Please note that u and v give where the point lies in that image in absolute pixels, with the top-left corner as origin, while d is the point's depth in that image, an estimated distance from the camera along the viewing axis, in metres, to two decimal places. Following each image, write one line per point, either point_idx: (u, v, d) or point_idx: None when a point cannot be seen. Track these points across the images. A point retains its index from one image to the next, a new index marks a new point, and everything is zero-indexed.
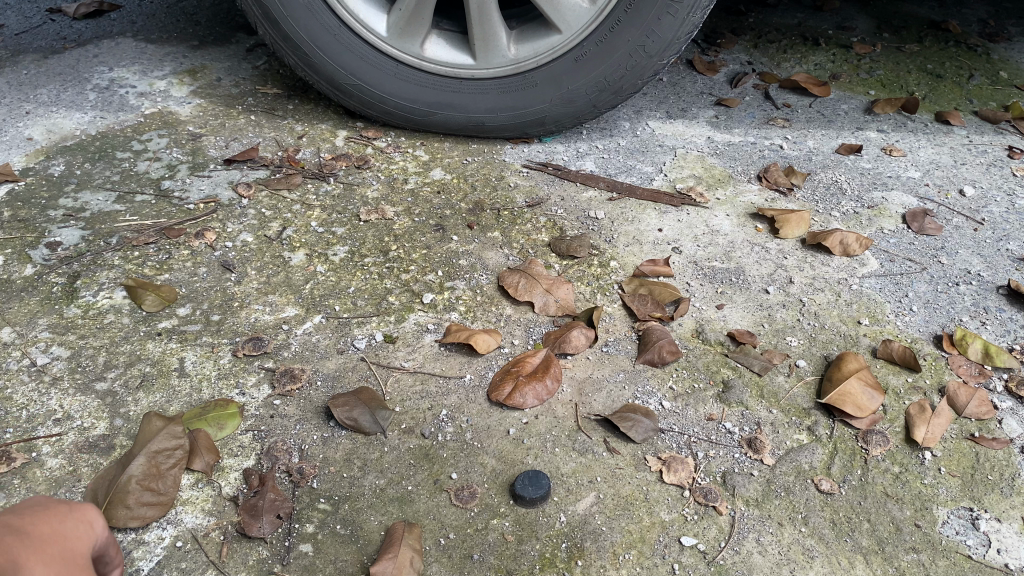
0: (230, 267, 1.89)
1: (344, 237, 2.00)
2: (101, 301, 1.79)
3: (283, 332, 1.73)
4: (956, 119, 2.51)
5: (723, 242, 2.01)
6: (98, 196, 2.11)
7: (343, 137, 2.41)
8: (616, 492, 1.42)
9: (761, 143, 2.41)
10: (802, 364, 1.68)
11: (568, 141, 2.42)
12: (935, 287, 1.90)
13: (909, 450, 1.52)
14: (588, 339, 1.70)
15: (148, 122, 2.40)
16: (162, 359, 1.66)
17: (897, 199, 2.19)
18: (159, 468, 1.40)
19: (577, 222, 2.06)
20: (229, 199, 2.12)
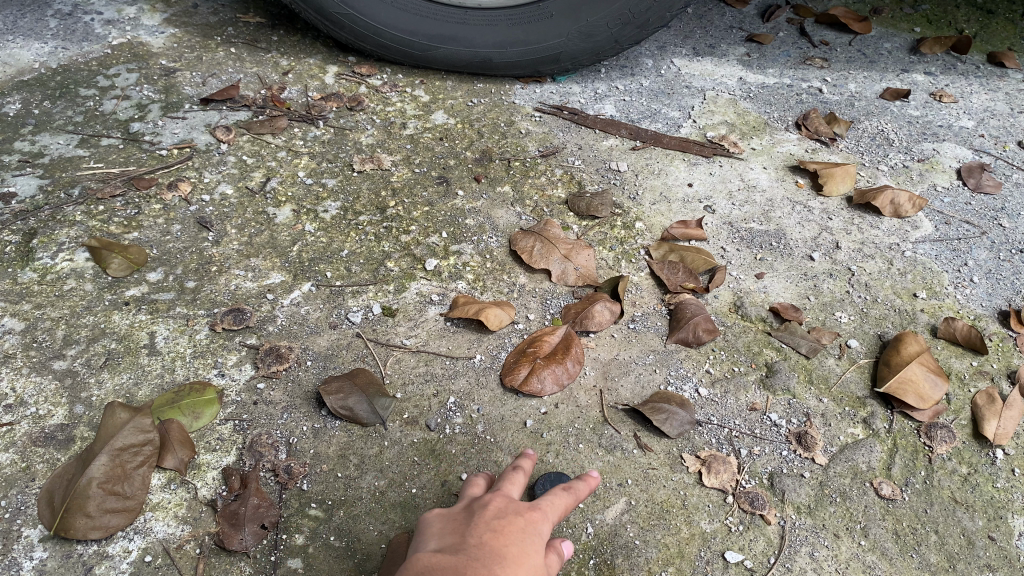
0: (208, 225, 1.68)
1: (336, 190, 1.78)
2: (61, 264, 1.57)
3: (268, 302, 1.52)
4: (1011, 61, 2.28)
5: (759, 200, 1.81)
6: (58, 139, 1.87)
7: (334, 73, 2.16)
8: (650, 498, 1.25)
9: (798, 85, 2.17)
10: (854, 345, 1.49)
11: (584, 81, 2.18)
12: (997, 255, 1.70)
13: (978, 448, 1.34)
14: (613, 314, 1.50)
15: (116, 54, 2.15)
16: (129, 335, 1.45)
17: (950, 152, 1.98)
18: (125, 468, 1.21)
19: (597, 176, 1.85)
20: (206, 144, 1.88)
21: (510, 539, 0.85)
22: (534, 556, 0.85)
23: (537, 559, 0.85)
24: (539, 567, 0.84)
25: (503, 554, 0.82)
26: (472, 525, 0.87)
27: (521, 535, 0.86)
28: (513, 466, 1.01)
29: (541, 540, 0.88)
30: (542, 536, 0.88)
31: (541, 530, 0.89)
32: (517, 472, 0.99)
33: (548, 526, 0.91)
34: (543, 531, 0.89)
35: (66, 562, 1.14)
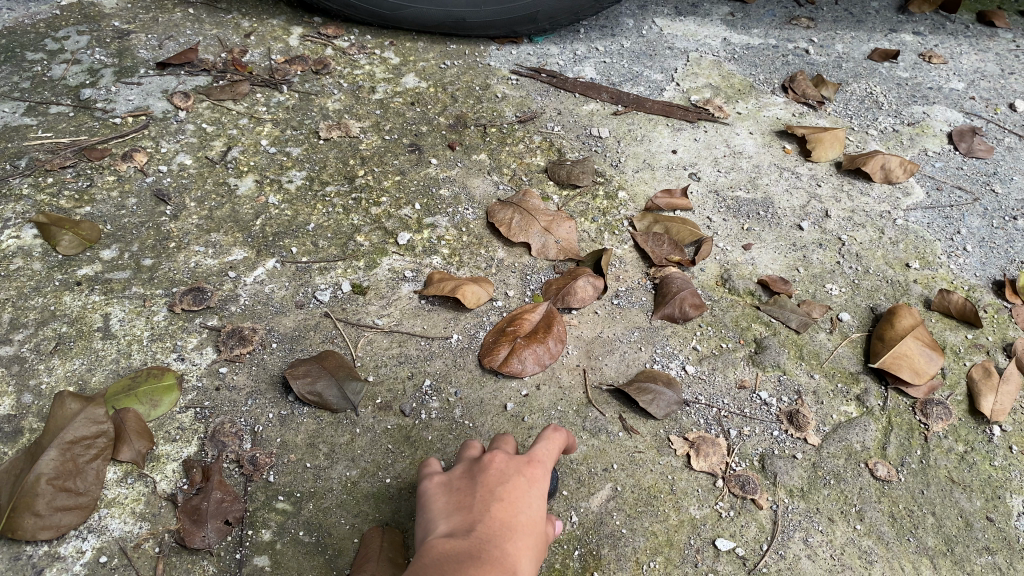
0: (165, 198, 1.58)
1: (301, 160, 1.69)
2: (7, 242, 1.47)
3: (230, 281, 1.43)
4: (1000, 20, 2.22)
5: (746, 167, 1.74)
6: (3, 106, 1.76)
7: (299, 35, 2.05)
8: (636, 483, 1.19)
9: (784, 46, 2.09)
10: (846, 319, 1.44)
11: (563, 42, 2.08)
12: (990, 222, 1.64)
13: (974, 425, 1.30)
14: (596, 289, 1.43)
15: (65, 16, 2.02)
16: (81, 317, 1.36)
17: (940, 115, 1.91)
18: (76, 462, 1.13)
19: (577, 142, 1.77)
20: (163, 111, 1.78)
21: (517, 507, 0.86)
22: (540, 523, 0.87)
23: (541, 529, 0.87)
24: (541, 537, 0.87)
25: (514, 527, 0.83)
26: (477, 490, 0.88)
27: (525, 502, 0.88)
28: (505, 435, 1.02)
29: (542, 501, 0.90)
30: (542, 499, 0.90)
31: (541, 490, 0.91)
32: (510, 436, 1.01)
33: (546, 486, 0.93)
34: (542, 493, 0.91)
35: (15, 564, 1.07)
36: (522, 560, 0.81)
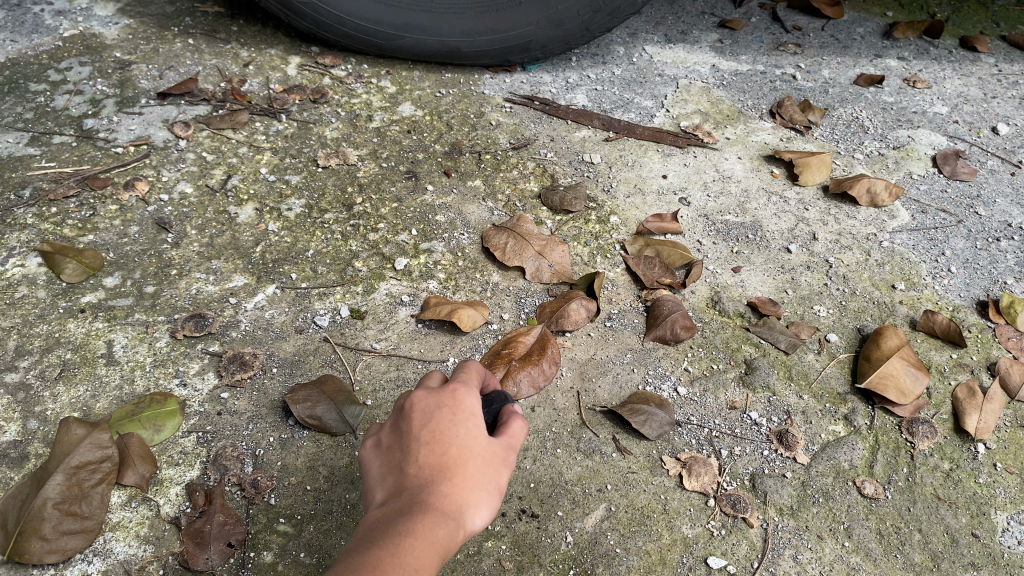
0: (167, 226, 1.61)
1: (300, 187, 1.72)
2: (12, 271, 1.51)
3: (231, 307, 1.47)
4: (983, 45, 2.27)
5: (735, 191, 1.78)
6: (7, 137, 1.79)
7: (297, 64, 2.09)
8: (630, 503, 1.22)
9: (772, 72, 2.14)
10: (834, 339, 1.47)
11: (555, 70, 2.13)
12: (974, 243, 1.68)
13: (959, 443, 1.33)
14: (588, 312, 1.47)
15: (67, 47, 2.06)
16: (85, 344, 1.39)
17: (925, 139, 1.96)
18: (82, 486, 1.16)
19: (570, 168, 1.81)
20: (164, 140, 1.81)
21: (446, 442, 0.87)
22: (477, 445, 0.88)
23: (481, 449, 0.88)
24: (485, 455, 0.88)
25: (444, 470, 0.85)
26: (404, 438, 0.89)
27: (452, 434, 0.88)
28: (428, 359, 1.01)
29: (473, 420, 0.90)
30: (475, 418, 0.91)
31: (471, 407, 0.91)
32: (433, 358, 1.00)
33: (476, 400, 0.93)
34: (471, 411, 0.91)
35: None
36: (461, 496, 0.83)
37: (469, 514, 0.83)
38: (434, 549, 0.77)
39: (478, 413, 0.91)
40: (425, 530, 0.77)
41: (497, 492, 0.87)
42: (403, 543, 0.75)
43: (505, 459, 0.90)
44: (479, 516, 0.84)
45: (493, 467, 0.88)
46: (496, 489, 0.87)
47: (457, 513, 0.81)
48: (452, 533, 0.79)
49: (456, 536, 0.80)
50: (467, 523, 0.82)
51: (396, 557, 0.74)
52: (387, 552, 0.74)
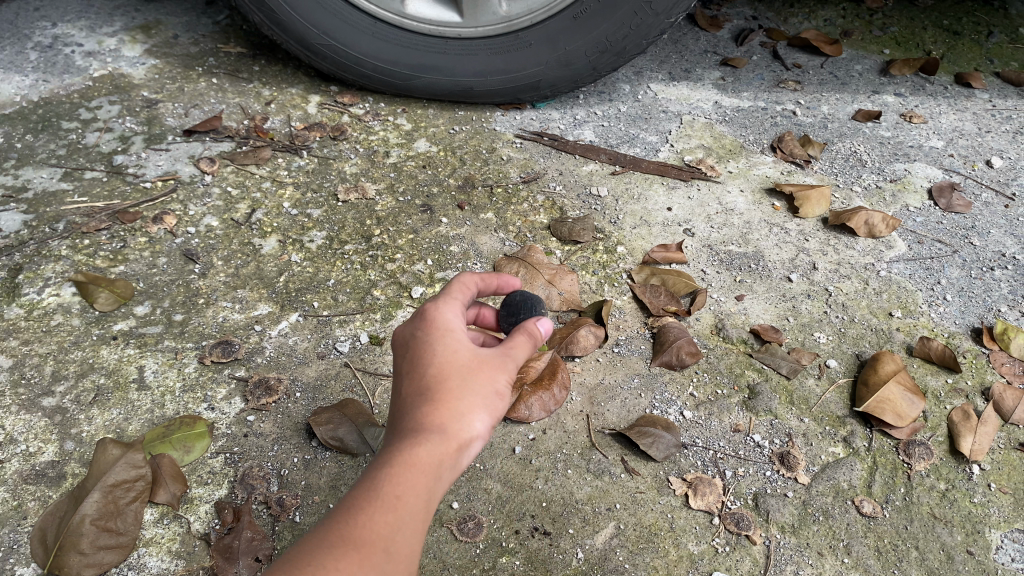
0: (194, 257, 1.69)
1: (320, 220, 1.80)
2: (48, 300, 1.58)
3: (256, 334, 1.54)
4: (977, 81, 2.35)
5: (738, 222, 1.85)
6: (41, 173, 1.88)
7: (317, 103, 2.18)
8: (638, 521, 1.27)
9: (773, 108, 2.22)
10: (833, 365, 1.53)
11: (564, 107, 2.21)
12: (969, 273, 1.75)
13: (954, 464, 1.38)
14: (597, 338, 1.54)
15: (97, 86, 2.16)
16: (118, 369, 1.46)
17: (921, 172, 2.03)
18: (117, 504, 1.23)
19: (578, 201, 1.89)
20: (191, 176, 1.90)
21: (426, 366, 0.96)
22: (454, 359, 0.96)
23: (466, 358, 0.97)
24: (471, 361, 0.96)
25: (431, 390, 0.94)
26: (400, 370, 1.00)
27: (434, 355, 0.97)
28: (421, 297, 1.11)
29: (455, 338, 0.99)
30: (455, 336, 1.00)
31: (454, 328, 1.01)
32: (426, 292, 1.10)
33: (456, 321, 1.02)
34: (452, 332, 1.00)
35: None
36: (449, 410, 0.92)
37: (459, 425, 0.91)
38: (412, 475, 0.86)
39: (457, 331, 1.00)
40: (403, 459, 0.87)
41: (491, 395, 0.95)
42: (382, 479, 0.85)
43: (496, 361, 0.98)
44: (471, 424, 0.92)
45: (480, 372, 0.95)
46: (489, 392, 0.95)
47: (438, 431, 0.90)
48: (434, 450, 0.88)
49: (438, 454, 0.88)
50: (455, 435, 0.90)
51: (372, 498, 0.84)
52: (365, 495, 0.85)
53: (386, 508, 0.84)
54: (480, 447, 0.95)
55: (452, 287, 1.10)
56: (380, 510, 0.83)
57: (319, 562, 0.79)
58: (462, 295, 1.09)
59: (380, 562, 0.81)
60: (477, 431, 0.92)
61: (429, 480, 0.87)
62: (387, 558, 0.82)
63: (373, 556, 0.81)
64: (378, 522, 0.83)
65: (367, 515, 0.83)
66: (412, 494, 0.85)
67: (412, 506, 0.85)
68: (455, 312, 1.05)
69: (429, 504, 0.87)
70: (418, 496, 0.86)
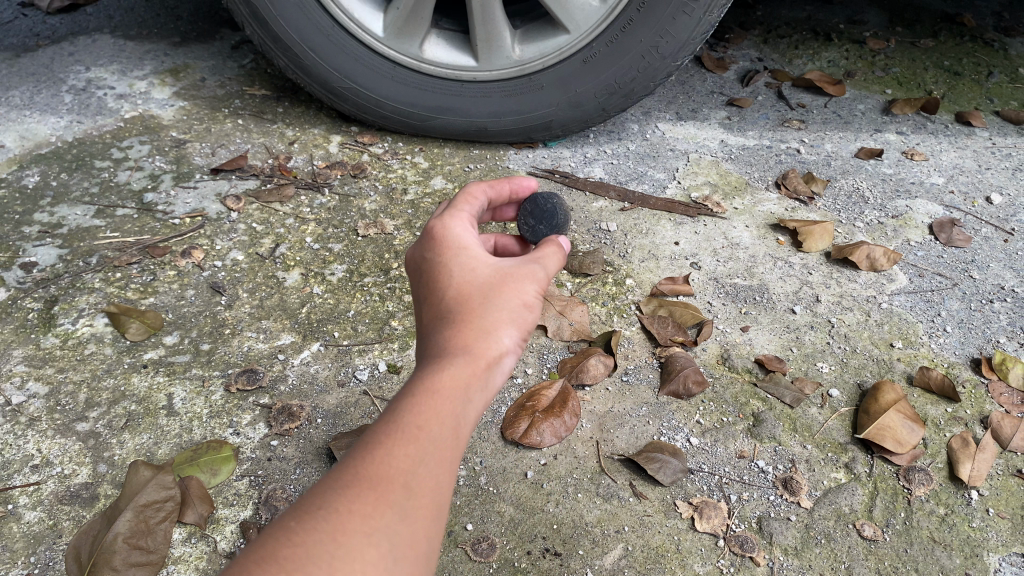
0: (220, 289, 1.77)
1: (341, 254, 1.88)
2: (82, 330, 1.66)
3: (279, 363, 1.61)
4: (977, 120, 2.42)
5: (743, 256, 1.91)
6: (76, 210, 1.97)
7: (338, 142, 2.27)
8: (646, 543, 1.32)
9: (777, 147, 2.30)
10: (835, 394, 1.58)
11: (574, 145, 2.29)
12: (968, 305, 1.80)
13: (954, 490, 1.42)
14: (606, 367, 1.60)
15: (128, 127, 2.26)
16: (148, 397, 1.53)
17: (922, 208, 2.09)
18: (148, 523, 1.29)
19: (588, 235, 1.96)
20: (217, 212, 1.98)
21: (447, 289, 1.03)
22: (474, 280, 1.03)
23: (487, 275, 1.03)
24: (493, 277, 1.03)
25: (457, 312, 0.99)
26: (423, 295, 1.06)
27: (455, 277, 1.03)
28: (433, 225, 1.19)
29: (472, 258, 1.06)
30: (473, 255, 1.07)
31: (470, 247, 1.08)
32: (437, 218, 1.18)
33: (472, 241, 1.09)
34: (470, 254, 1.07)
35: None
36: (476, 329, 0.97)
37: (483, 345, 0.95)
38: (434, 405, 0.88)
39: (474, 250, 1.07)
40: (428, 387, 0.90)
41: (516, 309, 1.00)
42: (405, 412, 0.87)
43: (517, 276, 1.03)
44: (495, 341, 0.96)
45: (502, 287, 1.01)
46: (513, 308, 0.99)
47: (462, 353, 0.94)
48: (461, 372, 0.92)
49: (460, 380, 0.91)
50: (481, 355, 0.94)
51: (393, 434, 0.85)
52: (387, 430, 0.86)
53: (407, 441, 0.85)
54: (509, 367, 0.99)
55: (460, 198, 1.18)
56: (401, 443, 0.84)
57: (335, 502, 0.79)
58: (462, 210, 1.15)
59: (398, 500, 0.81)
60: (504, 347, 0.97)
61: (451, 407, 0.89)
62: (406, 494, 0.82)
63: (391, 493, 0.81)
64: (399, 456, 0.83)
65: (389, 452, 0.83)
66: (434, 425, 0.87)
67: (434, 437, 0.86)
68: (468, 226, 1.12)
69: (453, 435, 0.88)
70: (441, 423, 0.88)
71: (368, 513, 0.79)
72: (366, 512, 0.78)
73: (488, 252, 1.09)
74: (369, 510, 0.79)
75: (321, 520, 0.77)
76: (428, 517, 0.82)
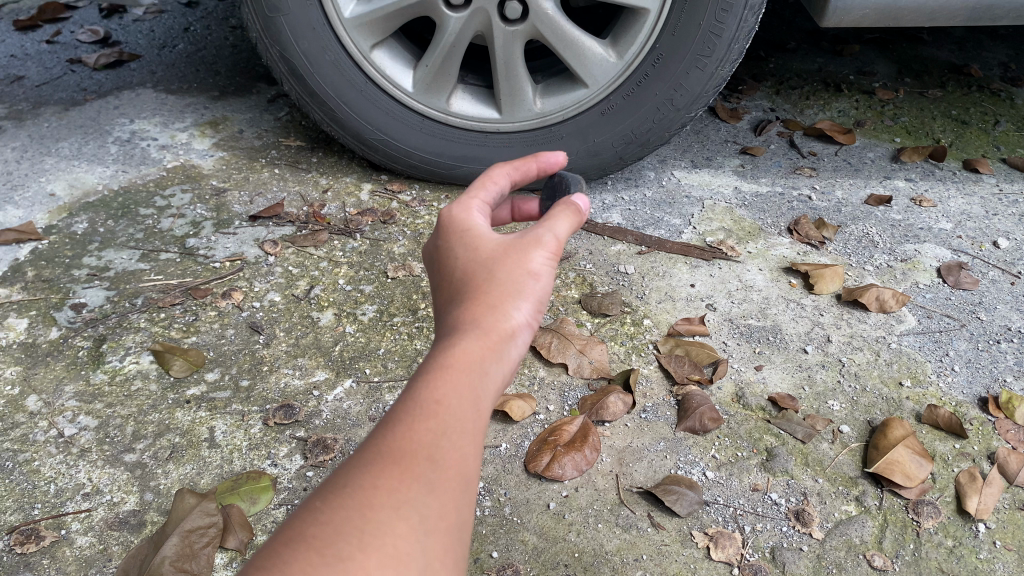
0: (259, 329, 1.87)
1: (372, 295, 1.97)
2: (128, 367, 1.76)
3: (314, 398, 1.70)
4: (985, 167, 2.49)
5: (757, 298, 1.99)
6: (122, 254, 2.09)
7: (368, 190, 2.38)
8: (663, 571, 1.38)
9: (789, 193, 2.39)
10: (846, 431, 1.65)
11: (594, 192, 2.39)
12: (976, 345, 1.86)
13: (962, 522, 1.47)
14: (625, 404, 1.68)
15: (171, 177, 2.39)
16: (191, 429, 1.62)
17: (930, 252, 2.16)
18: (193, 547, 1.37)
19: (607, 277, 2.04)
20: (255, 257, 2.09)
21: (460, 273, 1.06)
22: (483, 261, 1.05)
23: (495, 252, 1.06)
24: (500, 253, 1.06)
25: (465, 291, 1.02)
26: (438, 281, 1.09)
27: (464, 260, 1.07)
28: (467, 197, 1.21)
29: (479, 238, 1.09)
30: (480, 235, 1.10)
31: (478, 228, 1.11)
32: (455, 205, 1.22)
33: (479, 221, 1.12)
34: (478, 235, 1.10)
35: None
36: (486, 304, 0.98)
37: (496, 318, 0.97)
38: (449, 380, 0.89)
39: (482, 229, 1.11)
40: (442, 364, 0.91)
41: (525, 281, 1.01)
42: (421, 390, 0.88)
43: (524, 250, 1.05)
44: (508, 315, 0.98)
45: (511, 263, 1.03)
46: (523, 281, 1.01)
47: (474, 327, 0.95)
48: (472, 348, 0.93)
49: (475, 353, 0.92)
50: (490, 331, 0.95)
51: (412, 411, 0.86)
52: (406, 407, 0.86)
53: (426, 417, 0.85)
54: (527, 340, 1.00)
55: (477, 182, 1.20)
56: (421, 418, 0.85)
57: (361, 480, 0.80)
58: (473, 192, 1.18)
59: (425, 472, 0.81)
60: (518, 319, 0.98)
61: (469, 380, 0.90)
62: (433, 467, 0.82)
63: (417, 467, 0.81)
64: (420, 431, 0.84)
65: (410, 425, 0.84)
66: (454, 399, 0.87)
67: (454, 410, 0.87)
68: (479, 212, 1.15)
69: (474, 408, 0.89)
70: (458, 395, 0.88)
71: (397, 485, 0.79)
72: (393, 487, 0.79)
73: (497, 234, 1.12)
74: (397, 484, 0.79)
75: (350, 497, 0.78)
76: (456, 489, 0.82)
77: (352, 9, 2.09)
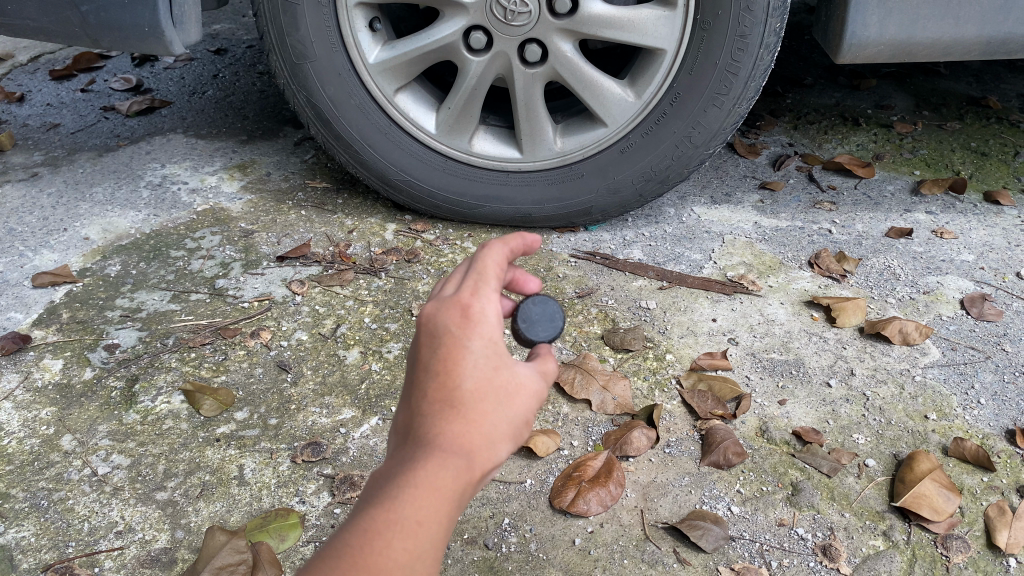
0: (287, 368, 1.90)
1: (397, 333, 2.01)
2: (160, 406, 1.80)
3: (341, 436, 1.72)
4: (1006, 198, 2.49)
5: (778, 332, 2.00)
6: (153, 295, 2.14)
7: (393, 230, 2.42)
8: None
9: (809, 228, 2.40)
10: (871, 464, 1.64)
11: (614, 229, 2.42)
12: (1001, 377, 1.85)
13: (992, 557, 1.46)
14: (649, 439, 1.69)
15: (200, 220, 2.44)
16: (221, 467, 1.65)
17: (953, 283, 2.16)
18: None
19: (629, 312, 2.06)
20: (283, 296, 2.14)
21: (462, 376, 0.92)
22: (492, 380, 0.93)
23: (502, 376, 0.94)
24: (506, 381, 0.94)
25: (459, 403, 0.90)
26: (422, 353, 0.95)
27: (467, 364, 0.93)
28: (481, 272, 1.02)
29: (490, 346, 0.95)
30: (490, 339, 0.96)
31: (491, 332, 0.96)
32: (474, 270, 1.03)
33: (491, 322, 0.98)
34: (490, 337, 0.96)
35: None
36: (479, 434, 0.89)
37: (485, 456, 0.89)
38: (435, 506, 0.84)
39: (494, 335, 0.96)
40: (429, 485, 0.85)
41: (520, 425, 0.94)
42: (405, 502, 0.84)
43: (527, 392, 0.96)
44: (496, 453, 0.90)
45: (515, 401, 0.93)
46: (516, 424, 0.93)
47: (464, 457, 0.87)
48: (460, 478, 0.86)
49: (460, 486, 0.86)
50: (480, 465, 0.88)
51: (392, 525, 0.83)
52: (385, 520, 0.83)
53: (405, 536, 0.83)
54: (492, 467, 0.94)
55: (490, 273, 1.02)
56: (399, 536, 0.83)
57: None
58: (494, 282, 1.02)
59: None
60: (499, 459, 0.91)
61: (448, 510, 0.86)
62: None
63: None
64: (396, 551, 0.82)
65: (387, 542, 0.82)
66: (431, 528, 0.84)
67: (431, 536, 0.84)
68: (491, 305, 0.99)
69: (446, 531, 0.86)
70: (438, 521, 0.85)
71: None
72: None
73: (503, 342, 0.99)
74: None
75: None
76: None
77: (375, 55, 2.16)
